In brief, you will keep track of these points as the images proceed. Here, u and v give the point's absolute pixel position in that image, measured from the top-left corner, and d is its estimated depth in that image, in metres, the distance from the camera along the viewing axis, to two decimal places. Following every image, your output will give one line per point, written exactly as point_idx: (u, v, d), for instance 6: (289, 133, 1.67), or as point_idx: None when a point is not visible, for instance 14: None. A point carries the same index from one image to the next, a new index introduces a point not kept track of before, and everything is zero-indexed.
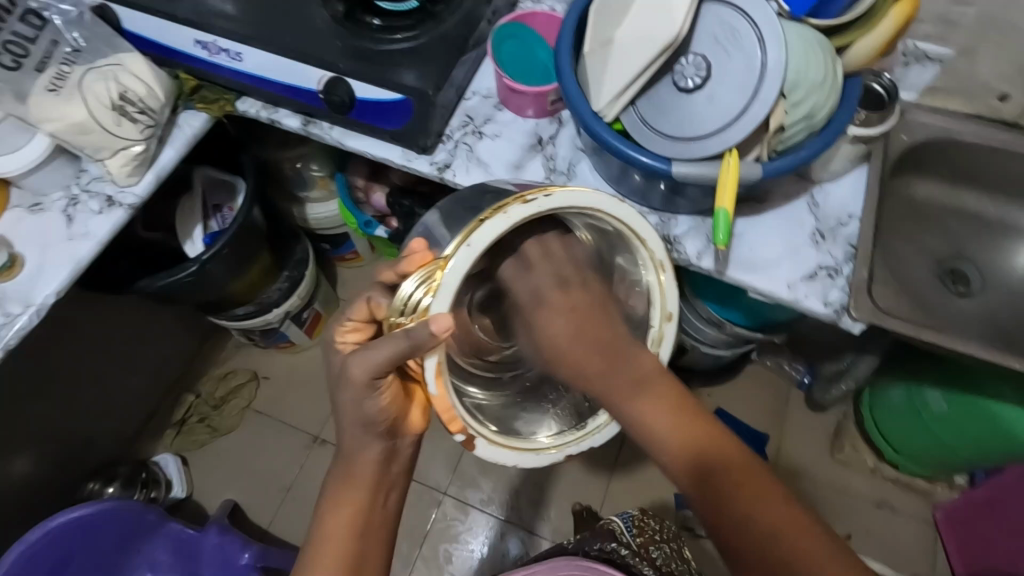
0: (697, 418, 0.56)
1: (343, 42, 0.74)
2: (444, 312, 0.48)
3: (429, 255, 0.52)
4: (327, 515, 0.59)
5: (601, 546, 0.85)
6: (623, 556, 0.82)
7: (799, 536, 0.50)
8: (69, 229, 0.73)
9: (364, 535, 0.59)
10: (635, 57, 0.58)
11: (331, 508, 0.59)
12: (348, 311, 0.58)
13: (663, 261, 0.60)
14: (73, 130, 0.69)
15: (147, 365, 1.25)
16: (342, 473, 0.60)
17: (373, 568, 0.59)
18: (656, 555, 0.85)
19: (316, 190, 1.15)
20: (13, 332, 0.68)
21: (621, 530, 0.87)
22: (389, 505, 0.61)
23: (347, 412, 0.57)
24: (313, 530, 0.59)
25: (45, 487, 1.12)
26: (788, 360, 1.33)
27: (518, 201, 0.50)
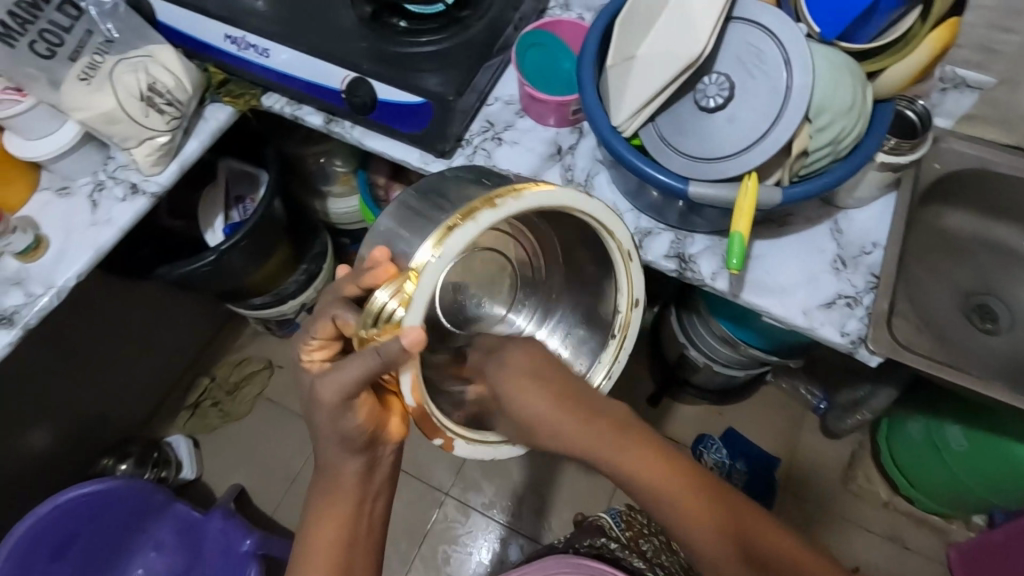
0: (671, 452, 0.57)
1: (369, 44, 0.75)
2: (417, 325, 0.47)
3: (394, 268, 0.52)
4: (314, 527, 0.60)
5: (591, 542, 0.86)
6: (612, 551, 0.83)
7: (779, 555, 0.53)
8: (93, 214, 0.75)
9: (353, 544, 0.60)
10: (657, 73, 0.57)
11: (319, 517, 0.60)
12: (314, 330, 0.56)
13: (631, 251, 0.58)
14: (102, 120, 0.70)
15: (165, 348, 1.28)
16: (327, 488, 0.60)
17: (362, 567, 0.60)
18: (646, 548, 0.85)
19: (339, 184, 1.15)
20: (34, 311, 0.71)
21: (610, 525, 0.88)
22: (377, 512, 0.63)
23: (323, 431, 0.57)
24: (302, 535, 0.60)
25: (61, 460, 1.15)
26: (805, 384, 1.30)
27: (487, 205, 0.49)
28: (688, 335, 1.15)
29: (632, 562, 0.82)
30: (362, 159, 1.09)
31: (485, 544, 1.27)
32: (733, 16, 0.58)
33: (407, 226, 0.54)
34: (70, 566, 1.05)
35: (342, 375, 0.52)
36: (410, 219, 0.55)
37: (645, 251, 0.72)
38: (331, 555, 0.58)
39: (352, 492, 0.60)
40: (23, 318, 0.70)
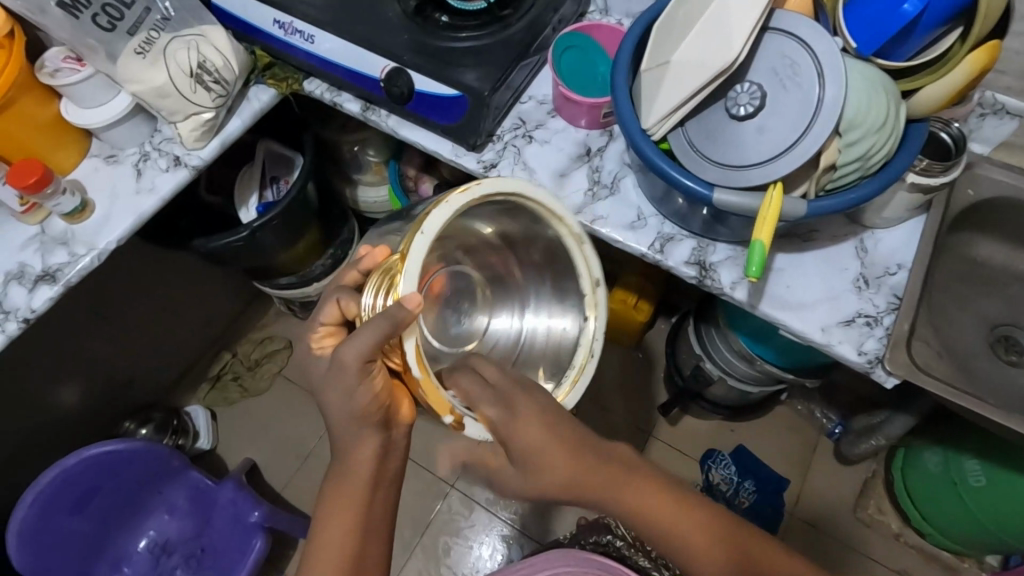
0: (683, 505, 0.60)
1: (411, 36, 0.77)
2: (415, 290, 0.50)
3: (387, 249, 0.60)
4: (327, 513, 0.61)
5: (597, 539, 0.87)
6: (618, 548, 0.85)
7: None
8: (137, 183, 0.78)
9: (364, 524, 0.62)
10: (689, 78, 0.57)
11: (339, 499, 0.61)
12: (320, 316, 0.61)
13: (581, 232, 0.60)
14: (153, 93, 0.74)
15: (194, 319, 1.32)
16: (337, 477, 0.62)
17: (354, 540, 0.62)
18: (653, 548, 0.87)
19: (370, 174, 1.19)
20: (76, 270, 0.74)
21: (617, 523, 0.89)
22: (387, 498, 0.64)
23: (339, 407, 0.58)
24: (319, 510, 0.62)
25: (87, 417, 1.20)
26: (821, 408, 1.30)
27: (457, 189, 0.53)
28: (705, 347, 1.15)
29: (638, 561, 0.83)
30: (395, 150, 1.12)
31: (487, 539, 1.28)
32: (770, 26, 0.58)
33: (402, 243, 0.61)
34: (87, 520, 1.08)
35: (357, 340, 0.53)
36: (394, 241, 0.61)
37: (666, 257, 0.72)
38: (349, 524, 0.61)
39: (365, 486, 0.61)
40: (65, 276, 0.73)
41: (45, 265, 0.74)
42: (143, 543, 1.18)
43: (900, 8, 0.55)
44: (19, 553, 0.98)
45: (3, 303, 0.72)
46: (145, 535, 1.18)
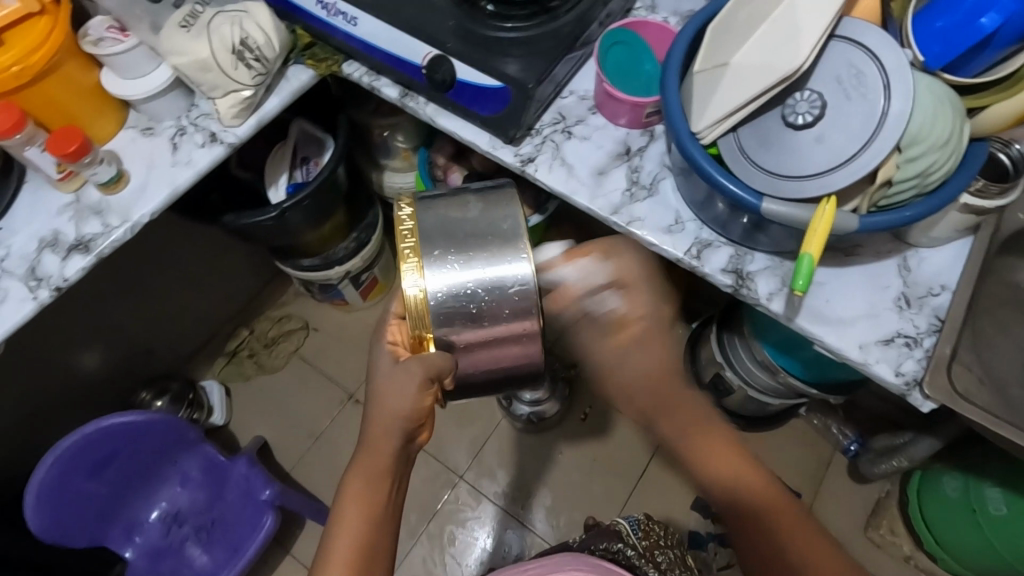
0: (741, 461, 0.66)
1: (457, 23, 0.76)
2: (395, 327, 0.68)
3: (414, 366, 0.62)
4: (349, 481, 0.66)
5: (607, 546, 0.87)
6: (628, 557, 0.85)
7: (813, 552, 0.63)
8: (173, 156, 0.78)
9: (373, 512, 0.65)
10: (749, 83, 0.55)
11: (367, 481, 0.65)
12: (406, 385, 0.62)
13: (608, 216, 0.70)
14: (196, 67, 0.73)
15: (215, 292, 1.33)
16: (368, 452, 0.66)
17: (386, 507, 0.66)
18: (661, 559, 0.88)
19: (398, 160, 1.21)
20: (109, 241, 0.73)
21: (627, 532, 0.89)
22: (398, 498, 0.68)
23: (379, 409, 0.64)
24: (337, 501, 0.66)
25: (105, 384, 1.21)
26: (838, 423, 1.26)
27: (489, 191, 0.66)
28: (727, 355, 1.14)
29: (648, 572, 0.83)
30: (425, 138, 1.15)
31: (493, 532, 1.28)
32: (835, 33, 0.56)
33: (710, 97, 0.58)
34: (101, 486, 1.09)
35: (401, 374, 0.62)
36: (703, 92, 0.58)
37: (703, 263, 0.71)
38: (366, 508, 0.65)
39: (388, 462, 0.66)
40: (98, 246, 0.73)
41: (79, 235, 0.74)
42: (156, 513, 1.19)
43: (977, 21, 0.53)
44: (36, 515, 0.99)
45: (36, 270, 0.72)
46: (157, 506, 1.19)
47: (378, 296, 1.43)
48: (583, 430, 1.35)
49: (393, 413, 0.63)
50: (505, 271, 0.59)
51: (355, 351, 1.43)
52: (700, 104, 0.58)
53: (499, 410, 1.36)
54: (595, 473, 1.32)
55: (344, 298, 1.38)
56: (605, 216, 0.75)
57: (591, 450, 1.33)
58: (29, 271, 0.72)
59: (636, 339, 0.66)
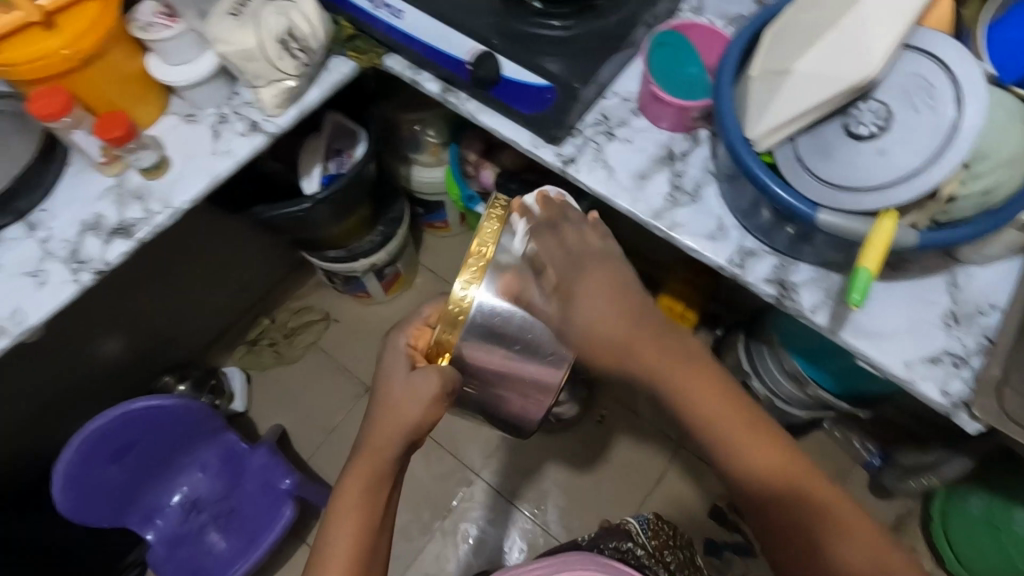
0: (755, 426, 0.61)
1: (501, 20, 0.75)
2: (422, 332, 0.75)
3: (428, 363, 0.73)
4: (345, 483, 0.69)
5: (616, 545, 0.83)
6: (638, 557, 0.81)
7: (856, 527, 0.57)
8: (214, 144, 0.78)
9: (373, 517, 0.68)
10: (812, 91, 0.54)
11: (366, 485, 0.69)
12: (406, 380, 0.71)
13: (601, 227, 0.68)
14: (241, 56, 0.73)
15: (238, 279, 1.33)
16: (367, 456, 0.70)
17: (382, 507, 0.69)
18: (670, 559, 0.88)
19: (427, 155, 1.21)
20: (150, 227, 0.74)
21: (637, 531, 0.89)
22: (393, 502, 0.72)
23: (379, 418, 0.70)
24: (333, 506, 0.69)
25: (129, 367, 1.22)
26: (859, 437, 1.25)
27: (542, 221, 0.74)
28: (754, 364, 1.13)
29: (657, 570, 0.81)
30: (454, 133, 1.15)
31: (506, 532, 1.28)
32: (906, 44, 0.54)
33: (769, 102, 0.57)
34: (124, 469, 1.09)
35: (411, 380, 0.69)
36: (760, 99, 0.57)
37: (745, 272, 0.70)
38: (363, 515, 0.67)
39: (386, 468, 0.70)
40: (140, 231, 0.73)
41: (121, 219, 0.74)
42: (176, 498, 1.20)
43: None
44: (63, 496, 1.01)
45: (78, 254, 0.72)
46: (178, 491, 1.20)
47: (399, 290, 1.44)
48: (601, 433, 1.34)
49: (399, 421, 0.69)
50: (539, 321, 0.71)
51: (374, 344, 1.43)
52: (756, 109, 0.57)
53: None
54: (611, 476, 1.31)
55: (365, 291, 1.38)
56: (647, 220, 0.74)
57: (608, 453, 1.33)
58: (71, 254, 0.72)
59: (595, 286, 0.63)
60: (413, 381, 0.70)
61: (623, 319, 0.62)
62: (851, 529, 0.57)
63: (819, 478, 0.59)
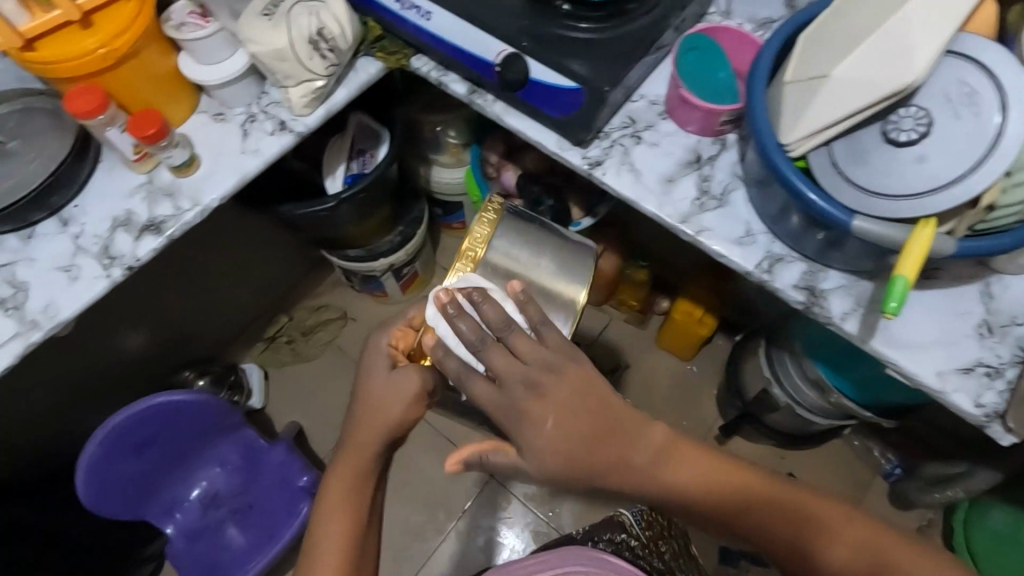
0: (732, 469, 0.62)
1: (530, 23, 0.75)
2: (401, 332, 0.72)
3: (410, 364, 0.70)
4: (330, 484, 0.70)
5: (610, 537, 0.84)
6: (633, 548, 0.83)
7: (851, 533, 0.60)
8: (243, 143, 0.79)
9: (359, 515, 0.69)
10: (849, 96, 0.54)
11: (348, 484, 0.69)
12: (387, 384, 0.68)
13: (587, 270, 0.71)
14: (272, 56, 0.73)
15: (259, 277, 1.34)
16: (347, 456, 0.70)
17: (366, 504, 0.70)
18: (665, 549, 0.90)
19: (447, 156, 1.21)
20: (179, 224, 0.74)
21: (631, 522, 0.90)
22: (379, 497, 0.74)
23: (360, 417, 0.70)
24: (320, 503, 0.70)
25: (151, 362, 1.23)
26: (879, 447, 1.24)
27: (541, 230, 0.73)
28: (775, 371, 1.12)
29: (650, 561, 0.83)
30: (476, 134, 1.16)
31: (519, 534, 1.28)
32: (948, 49, 0.54)
33: (804, 106, 0.56)
34: (145, 463, 1.10)
35: (392, 382, 0.68)
36: (794, 104, 0.57)
37: (773, 278, 0.70)
38: (348, 513, 0.69)
39: (369, 466, 0.70)
40: (170, 228, 0.74)
41: (151, 216, 0.75)
42: (196, 492, 1.21)
43: None
44: (86, 489, 1.01)
45: (109, 249, 0.73)
46: (197, 485, 1.21)
47: (416, 290, 1.44)
48: None
49: (380, 424, 0.68)
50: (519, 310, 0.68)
51: None
52: (789, 114, 0.57)
53: None
54: None
55: (383, 290, 1.38)
56: (673, 225, 0.73)
57: None
58: (103, 250, 0.73)
59: (548, 412, 0.59)
60: (394, 384, 0.68)
61: (589, 438, 0.59)
62: (850, 532, 0.60)
63: (808, 497, 0.62)
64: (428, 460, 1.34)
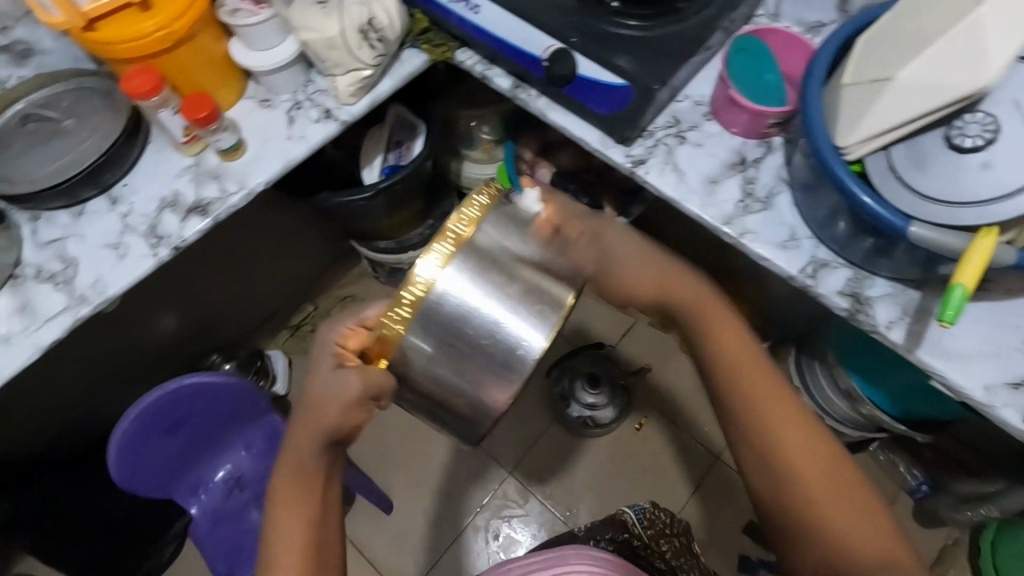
0: (775, 392, 0.63)
1: (580, 19, 0.75)
2: (353, 335, 0.59)
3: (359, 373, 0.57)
4: (277, 485, 0.64)
5: (613, 535, 0.88)
6: (636, 547, 0.86)
7: (847, 519, 0.60)
8: (289, 129, 0.80)
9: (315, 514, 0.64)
10: (911, 100, 0.53)
11: (295, 483, 0.64)
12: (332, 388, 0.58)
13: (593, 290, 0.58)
14: (323, 44, 0.74)
15: (288, 265, 1.35)
16: (293, 454, 0.64)
17: (315, 504, 0.64)
18: (666, 549, 0.87)
19: (478, 151, 1.19)
20: (225, 207, 0.75)
21: (632, 521, 0.88)
22: (334, 495, 0.67)
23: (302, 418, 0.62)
24: (269, 502, 0.65)
25: (181, 343, 1.25)
26: (906, 462, 1.21)
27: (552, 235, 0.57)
28: (804, 380, 1.11)
29: (653, 562, 0.85)
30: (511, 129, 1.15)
31: (536, 532, 1.28)
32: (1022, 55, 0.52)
33: (862, 110, 0.56)
34: (176, 442, 1.11)
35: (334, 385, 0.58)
36: (851, 107, 0.57)
37: (818, 283, 0.69)
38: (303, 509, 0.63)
39: (314, 465, 0.63)
40: (216, 211, 0.75)
41: (197, 197, 0.76)
42: (221, 474, 1.22)
43: None
44: (119, 466, 1.02)
45: (157, 229, 0.74)
46: (223, 467, 1.22)
47: None
48: (638, 439, 1.33)
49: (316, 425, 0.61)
50: (506, 329, 0.53)
51: None
52: (846, 117, 0.57)
53: (552, 411, 1.36)
54: (645, 482, 1.30)
55: None
56: (716, 226, 0.73)
57: (642, 460, 1.31)
58: (150, 229, 0.74)
59: (644, 263, 0.65)
60: (338, 388, 0.57)
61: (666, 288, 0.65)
62: (841, 515, 0.59)
63: (821, 464, 0.61)
64: (446, 453, 1.34)
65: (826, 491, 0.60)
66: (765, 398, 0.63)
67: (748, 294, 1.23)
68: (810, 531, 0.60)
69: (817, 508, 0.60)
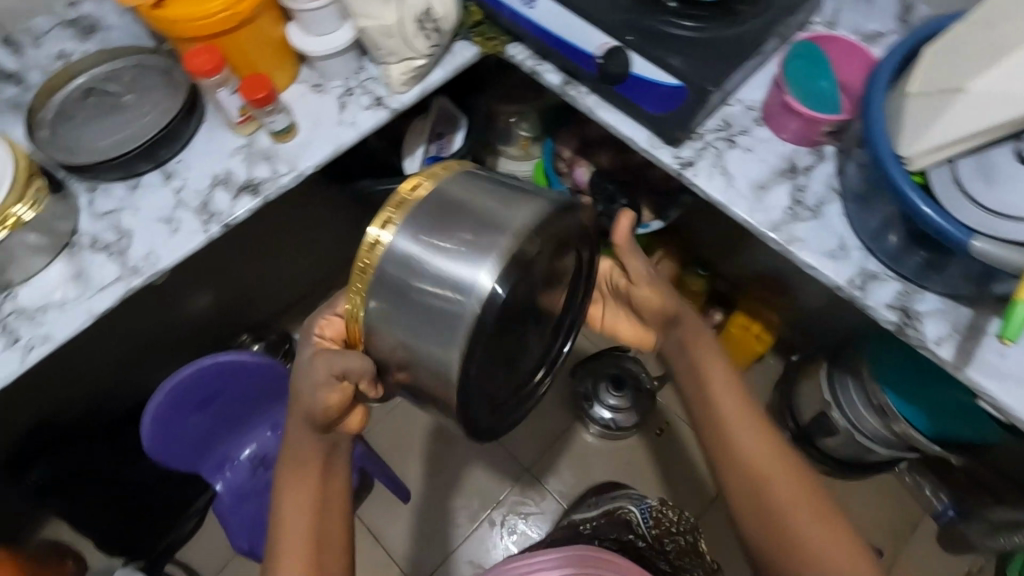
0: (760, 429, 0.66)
1: (636, 17, 0.75)
2: (332, 324, 0.62)
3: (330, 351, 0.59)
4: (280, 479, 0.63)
5: (618, 536, 0.89)
6: (640, 548, 0.88)
7: (830, 547, 0.60)
8: (340, 114, 0.81)
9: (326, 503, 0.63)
10: (981, 112, 0.53)
11: (296, 472, 0.62)
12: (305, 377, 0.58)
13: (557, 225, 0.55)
14: (381, 32, 0.75)
15: (321, 251, 1.37)
16: (291, 445, 0.62)
17: (315, 489, 0.62)
18: (669, 549, 0.90)
19: (515, 148, 1.22)
20: (275, 186, 0.77)
21: (638, 521, 0.92)
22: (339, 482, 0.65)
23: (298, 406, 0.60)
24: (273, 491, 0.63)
25: (214, 321, 1.27)
26: (932, 485, 1.19)
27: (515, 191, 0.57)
28: (835, 395, 1.09)
29: (656, 562, 0.87)
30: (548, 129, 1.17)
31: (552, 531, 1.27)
32: None
33: (928, 121, 0.55)
34: (207, 417, 1.13)
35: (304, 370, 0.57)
36: (916, 116, 0.56)
37: (866, 295, 0.68)
38: (312, 494, 0.62)
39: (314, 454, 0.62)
40: (266, 190, 0.76)
41: (249, 176, 0.77)
42: (246, 452, 1.24)
43: None
44: (150, 437, 1.04)
45: (208, 206, 0.76)
46: (248, 446, 1.24)
47: None
48: (658, 444, 1.32)
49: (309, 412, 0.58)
50: (451, 273, 0.51)
51: None
52: (910, 126, 0.56)
53: (574, 410, 1.36)
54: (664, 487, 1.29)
55: None
56: (764, 232, 0.72)
57: (662, 465, 1.31)
58: (202, 206, 0.76)
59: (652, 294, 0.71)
60: (307, 373, 0.57)
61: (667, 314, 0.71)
62: (824, 544, 0.60)
63: (801, 494, 0.63)
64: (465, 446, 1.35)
65: (805, 523, 0.61)
66: (748, 430, 0.66)
67: (779, 304, 1.22)
68: (793, 560, 0.60)
69: (799, 535, 0.61)
